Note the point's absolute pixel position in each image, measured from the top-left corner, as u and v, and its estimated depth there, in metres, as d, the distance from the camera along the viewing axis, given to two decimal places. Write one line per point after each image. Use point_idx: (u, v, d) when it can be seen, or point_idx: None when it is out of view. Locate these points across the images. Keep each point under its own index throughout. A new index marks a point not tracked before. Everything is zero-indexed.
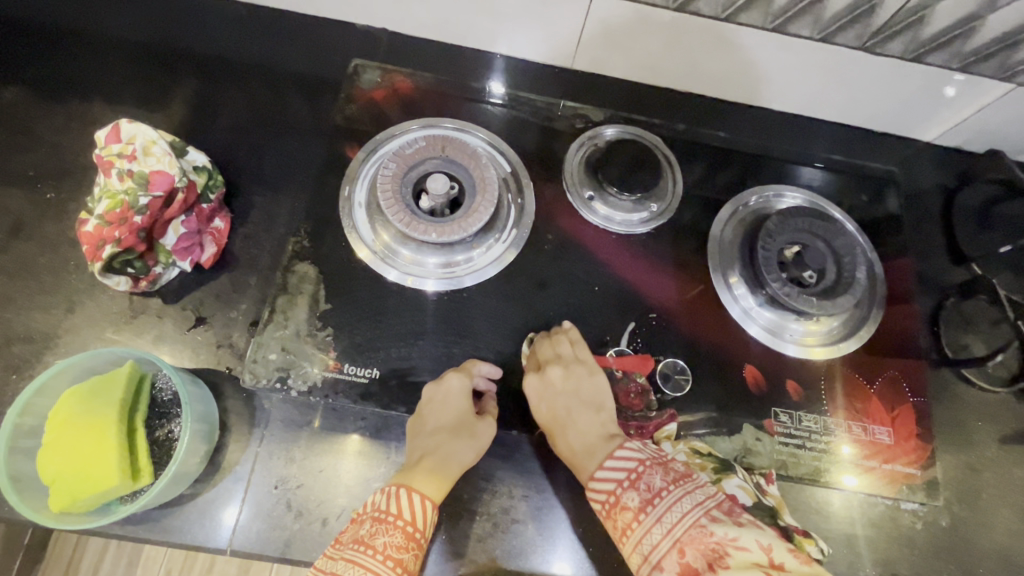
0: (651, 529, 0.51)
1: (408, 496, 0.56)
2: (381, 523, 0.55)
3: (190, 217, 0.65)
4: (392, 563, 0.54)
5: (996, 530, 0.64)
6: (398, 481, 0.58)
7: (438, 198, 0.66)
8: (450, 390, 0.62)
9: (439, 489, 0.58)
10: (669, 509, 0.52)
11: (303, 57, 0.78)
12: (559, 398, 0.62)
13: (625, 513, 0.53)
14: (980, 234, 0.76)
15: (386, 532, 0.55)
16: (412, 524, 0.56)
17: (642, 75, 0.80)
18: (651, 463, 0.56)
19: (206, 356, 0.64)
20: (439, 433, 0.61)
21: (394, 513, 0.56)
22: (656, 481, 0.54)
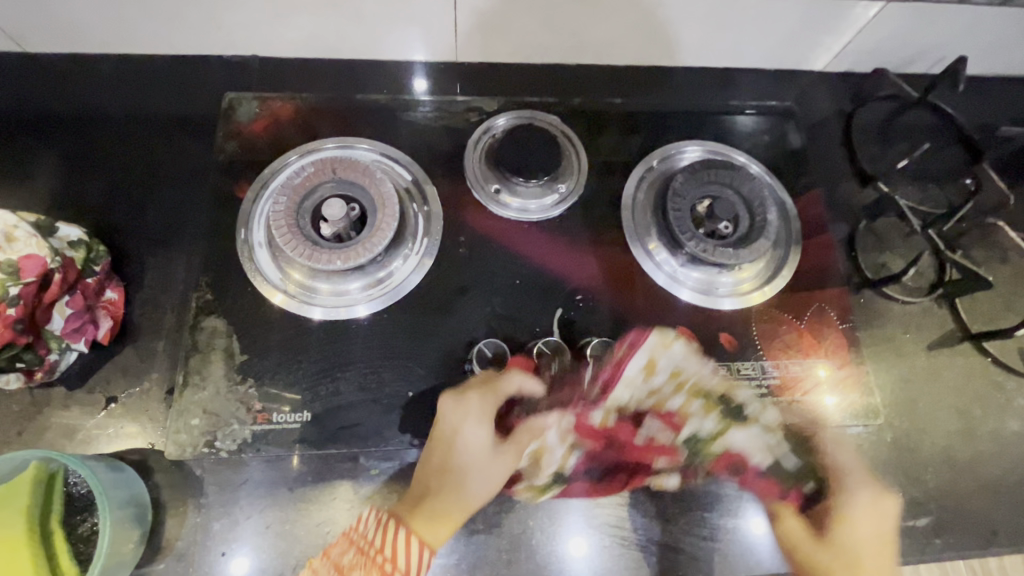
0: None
1: (399, 532, 0.51)
2: (362, 553, 0.50)
3: (75, 296, 0.54)
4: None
5: (936, 433, 0.63)
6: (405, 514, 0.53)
7: (339, 224, 0.59)
8: (467, 408, 0.55)
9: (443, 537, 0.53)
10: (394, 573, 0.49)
11: (167, 96, 0.67)
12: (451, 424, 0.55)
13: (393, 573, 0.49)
14: (875, 154, 0.75)
15: (359, 560, 0.50)
16: (393, 561, 0.50)
17: (530, 57, 0.74)
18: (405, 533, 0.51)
19: (126, 452, 0.54)
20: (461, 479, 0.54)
21: (377, 546, 0.50)
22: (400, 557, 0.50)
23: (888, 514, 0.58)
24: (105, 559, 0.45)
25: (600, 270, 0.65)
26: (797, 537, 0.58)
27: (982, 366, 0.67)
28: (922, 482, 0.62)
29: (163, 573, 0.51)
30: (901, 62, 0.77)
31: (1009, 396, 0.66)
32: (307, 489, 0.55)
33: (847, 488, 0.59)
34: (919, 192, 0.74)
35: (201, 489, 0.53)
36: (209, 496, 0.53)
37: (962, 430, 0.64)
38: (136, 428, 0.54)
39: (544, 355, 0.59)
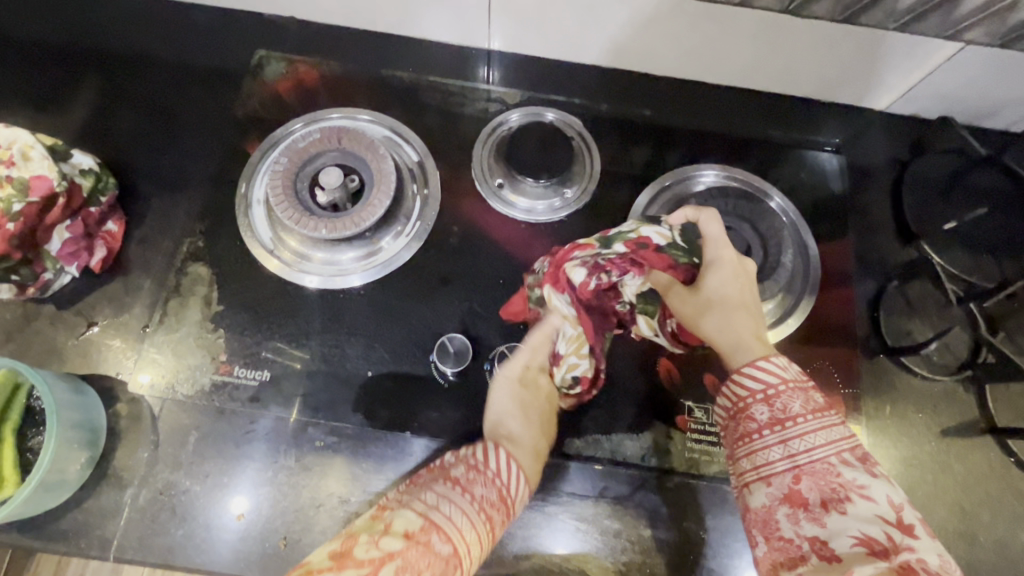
0: (460, 510, 0.41)
1: (507, 454, 0.48)
2: (475, 472, 0.45)
3: (75, 222, 0.56)
4: (485, 517, 0.42)
5: (930, 530, 0.57)
6: (495, 440, 0.50)
7: (335, 193, 0.58)
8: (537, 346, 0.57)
9: (532, 464, 0.50)
10: (461, 510, 0.41)
11: (202, 45, 0.69)
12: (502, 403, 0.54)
13: (474, 504, 0.43)
14: (926, 211, 0.68)
15: (481, 484, 0.45)
16: (506, 488, 0.46)
17: (564, 55, 0.71)
18: (498, 486, 0.45)
19: (94, 377, 0.56)
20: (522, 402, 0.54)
21: (492, 468, 0.46)
22: (478, 487, 0.44)
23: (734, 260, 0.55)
24: (45, 475, 0.47)
25: None
26: (686, 301, 0.55)
27: (1002, 466, 0.59)
28: None
29: (103, 499, 0.53)
30: (976, 114, 0.69)
31: None
32: (251, 447, 0.54)
33: (706, 262, 0.55)
34: (970, 260, 0.66)
35: (154, 427, 0.55)
36: (158, 435, 0.54)
37: (961, 531, 0.57)
38: (108, 356, 0.56)
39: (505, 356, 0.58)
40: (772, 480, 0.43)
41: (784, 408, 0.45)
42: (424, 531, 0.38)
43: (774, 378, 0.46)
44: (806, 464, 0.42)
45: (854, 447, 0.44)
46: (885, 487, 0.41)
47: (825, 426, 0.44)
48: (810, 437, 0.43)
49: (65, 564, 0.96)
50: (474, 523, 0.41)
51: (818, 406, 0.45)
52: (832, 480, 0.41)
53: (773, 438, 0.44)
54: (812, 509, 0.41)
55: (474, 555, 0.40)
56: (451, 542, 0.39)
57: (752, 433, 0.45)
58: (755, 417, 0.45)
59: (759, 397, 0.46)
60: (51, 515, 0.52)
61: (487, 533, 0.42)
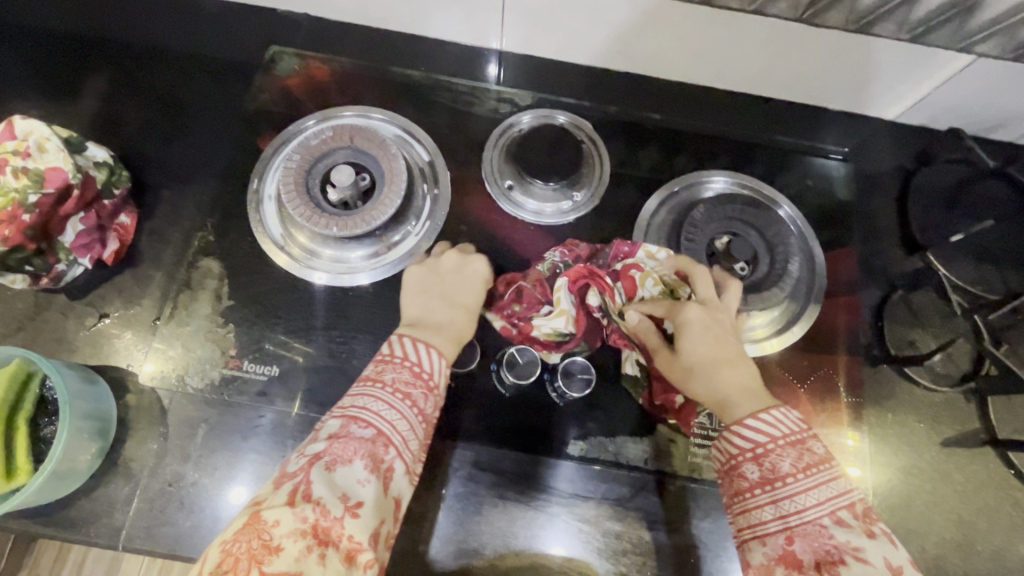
0: (373, 413, 0.45)
1: (414, 341, 0.50)
2: (387, 363, 0.48)
3: (89, 214, 0.57)
4: (402, 396, 0.46)
5: (928, 538, 0.57)
6: (409, 333, 0.52)
7: (346, 191, 0.59)
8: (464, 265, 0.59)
9: (452, 349, 0.52)
10: (373, 413, 0.45)
11: (216, 39, 0.70)
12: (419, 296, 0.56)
13: (388, 403, 0.45)
14: (934, 222, 0.68)
15: (393, 370, 0.48)
16: (419, 365, 0.48)
17: (575, 57, 0.71)
18: (412, 373, 0.48)
19: (104, 368, 0.56)
20: (439, 291, 0.56)
21: (401, 354, 0.49)
22: (393, 382, 0.47)
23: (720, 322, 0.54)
24: (56, 465, 0.48)
25: None
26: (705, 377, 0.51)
27: (1001, 478, 0.59)
28: None
29: (113, 489, 0.53)
30: (985, 126, 0.69)
31: None
32: (258, 441, 0.55)
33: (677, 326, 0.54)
34: (975, 272, 0.66)
35: (163, 418, 0.55)
36: (167, 427, 0.55)
37: (958, 541, 0.57)
38: (117, 348, 0.57)
39: (513, 362, 0.58)
40: (767, 541, 0.44)
41: (773, 468, 0.45)
42: (344, 428, 0.43)
43: (762, 437, 0.46)
44: (797, 524, 0.43)
45: (851, 504, 0.43)
46: (883, 546, 0.41)
47: (819, 483, 0.44)
48: (806, 496, 0.43)
49: (66, 550, 0.97)
50: (394, 406, 0.45)
51: (811, 461, 0.45)
52: (824, 542, 0.41)
53: (767, 498, 0.44)
54: (806, 571, 0.41)
55: (404, 432, 0.45)
56: (369, 427, 0.44)
57: (744, 491, 0.46)
58: (747, 477, 0.46)
59: (748, 455, 0.46)
60: (59, 504, 0.53)
61: (411, 408, 0.46)
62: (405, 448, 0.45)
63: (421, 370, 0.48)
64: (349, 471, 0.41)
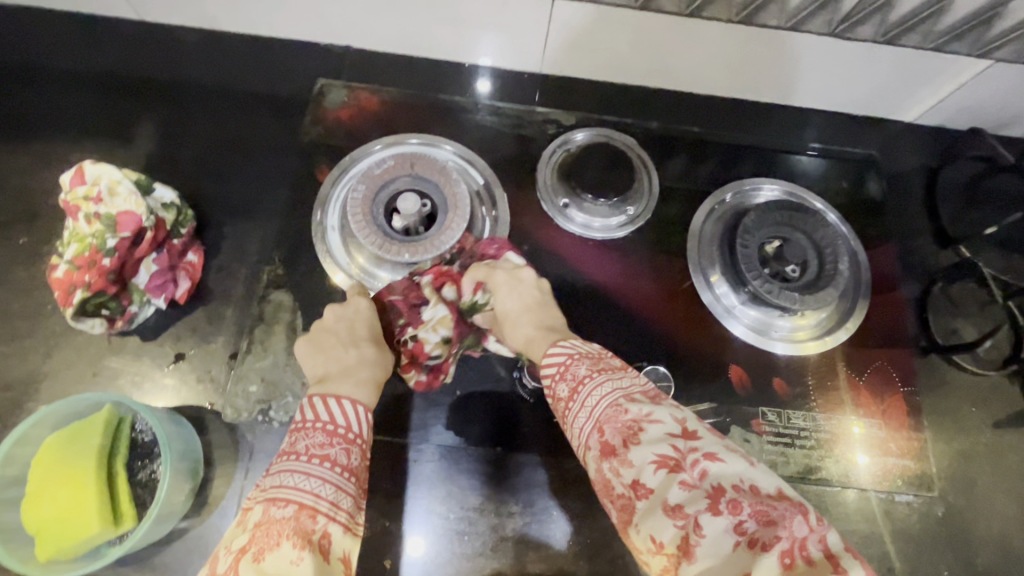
0: (296, 486, 0.40)
1: (323, 399, 0.45)
2: (300, 432, 0.44)
3: (162, 254, 0.57)
4: (319, 460, 0.42)
5: (992, 516, 0.60)
6: (321, 391, 0.47)
7: (411, 218, 0.60)
8: (359, 310, 0.56)
9: (371, 395, 0.48)
10: (296, 488, 0.39)
11: (262, 75, 0.71)
12: (320, 361, 0.51)
13: (308, 474, 0.40)
14: (963, 216, 0.72)
15: (307, 437, 0.43)
16: (334, 423, 0.44)
17: (612, 77, 0.74)
18: (333, 430, 0.43)
19: (185, 407, 0.56)
20: (343, 337, 0.53)
21: (312, 418, 0.44)
22: (313, 445, 0.42)
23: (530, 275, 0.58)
24: (160, 509, 0.47)
25: (659, 299, 0.66)
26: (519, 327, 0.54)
27: None
28: (972, 564, 0.59)
29: (205, 528, 0.53)
30: (1000, 124, 0.74)
31: None
32: None
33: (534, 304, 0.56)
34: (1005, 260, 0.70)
35: (249, 452, 0.56)
36: (255, 463, 0.55)
37: (1020, 516, 0.61)
38: (196, 386, 0.57)
39: None
40: (590, 448, 0.43)
41: (573, 377, 0.46)
42: (263, 515, 0.38)
43: (562, 356, 0.48)
44: (603, 418, 0.43)
45: (644, 388, 0.44)
46: (669, 407, 0.42)
47: (612, 377, 0.45)
48: (601, 391, 0.44)
49: None
50: (312, 472, 0.41)
51: (608, 366, 0.46)
52: (623, 419, 0.41)
53: (577, 407, 0.45)
54: (619, 454, 0.41)
55: (331, 495, 0.40)
56: (289, 504, 0.39)
57: (563, 410, 0.46)
58: (560, 396, 0.46)
59: (556, 376, 0.47)
60: (152, 548, 0.52)
61: (331, 468, 0.41)
62: (337, 510, 0.40)
63: (342, 426, 0.44)
64: (278, 556, 0.35)
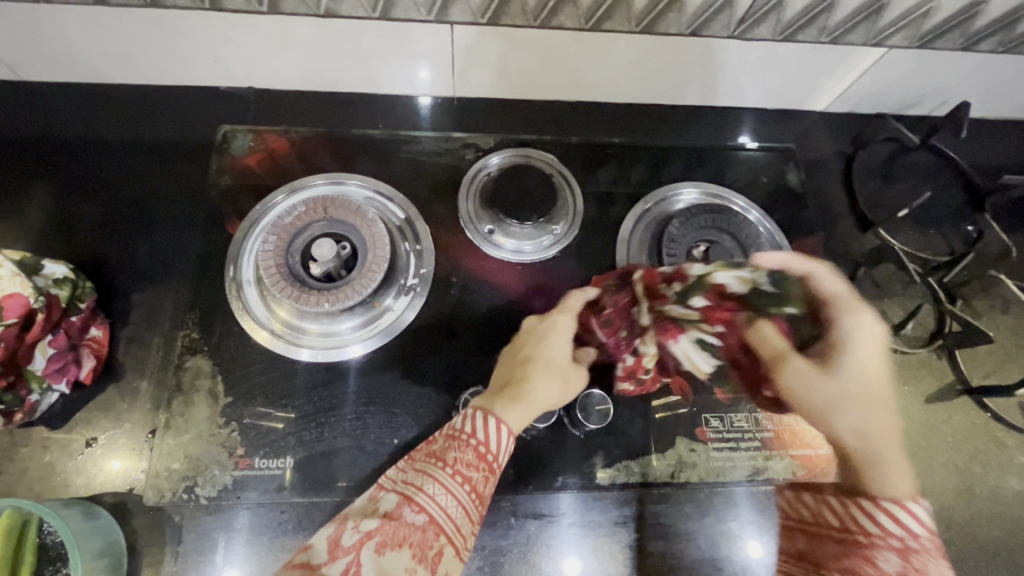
0: (433, 498, 0.43)
1: (487, 418, 0.48)
2: (454, 440, 0.47)
3: (58, 334, 0.53)
4: (461, 480, 0.45)
5: (933, 491, 0.62)
6: (483, 403, 0.51)
7: (329, 264, 0.58)
8: (556, 325, 0.56)
9: (521, 421, 0.50)
10: (432, 499, 0.43)
11: (162, 127, 0.67)
12: (546, 343, 0.55)
13: (449, 495, 0.44)
14: (878, 199, 0.74)
15: (457, 449, 0.47)
16: (486, 446, 0.47)
17: (526, 93, 0.73)
18: (482, 456, 0.47)
19: (106, 493, 0.53)
20: (525, 356, 0.54)
21: (470, 432, 0.48)
22: (463, 464, 0.46)
23: (879, 334, 0.53)
24: None
25: None
26: (806, 381, 0.51)
27: (982, 421, 0.65)
28: None
29: None
30: (903, 105, 0.76)
31: (1010, 453, 0.64)
32: (286, 537, 0.54)
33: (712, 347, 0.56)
34: (920, 238, 0.73)
35: (178, 536, 0.53)
36: (186, 543, 0.53)
37: (959, 487, 0.62)
38: (114, 470, 0.54)
39: None
40: (851, 529, 0.46)
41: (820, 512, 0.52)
42: (398, 509, 0.43)
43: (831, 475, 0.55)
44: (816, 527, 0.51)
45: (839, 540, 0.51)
46: None
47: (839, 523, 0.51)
48: (873, 490, 0.47)
49: None
50: (452, 491, 0.44)
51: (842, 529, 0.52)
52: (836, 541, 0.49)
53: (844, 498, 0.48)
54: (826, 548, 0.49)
55: (458, 518, 0.44)
56: (422, 513, 0.42)
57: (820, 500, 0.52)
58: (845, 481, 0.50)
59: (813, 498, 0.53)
60: None
61: (468, 493, 0.45)
62: (458, 535, 0.43)
63: (494, 456, 0.48)
64: (396, 559, 0.40)
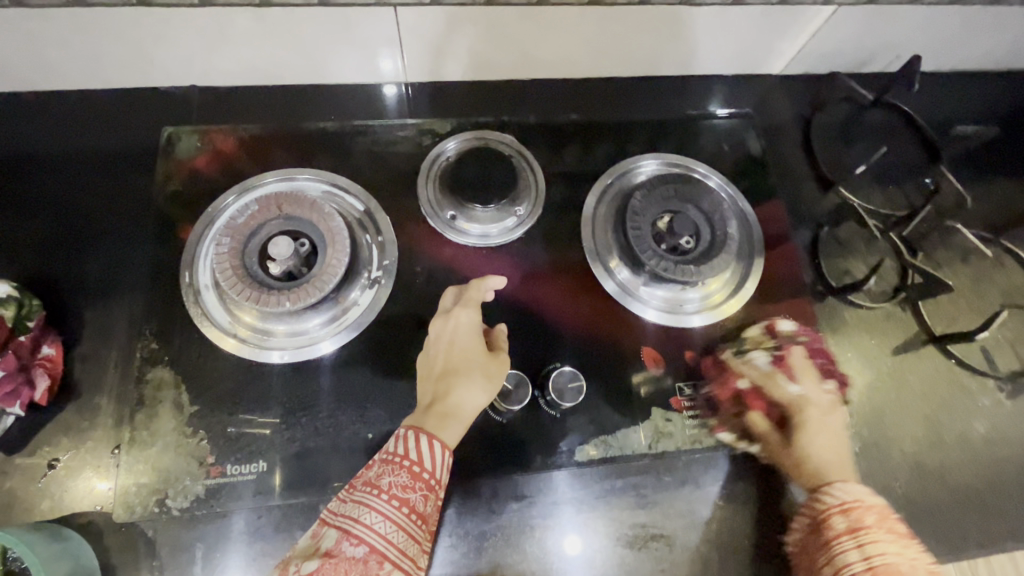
0: (374, 530, 0.44)
1: (419, 437, 0.48)
2: (388, 464, 0.47)
3: (6, 357, 0.50)
4: (399, 504, 0.46)
5: (904, 440, 0.63)
6: (414, 422, 0.51)
7: (287, 262, 0.56)
8: (460, 324, 0.56)
9: (453, 434, 0.51)
10: (373, 530, 0.44)
11: (101, 134, 0.64)
12: (456, 346, 0.55)
13: (386, 523, 0.45)
14: (837, 159, 0.75)
15: (392, 473, 0.47)
16: (419, 465, 0.47)
17: (480, 74, 0.71)
18: (418, 476, 0.47)
19: (72, 515, 0.52)
20: (444, 361, 0.54)
21: (402, 454, 0.48)
22: (400, 491, 0.46)
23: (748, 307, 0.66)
24: None
25: (563, 297, 0.64)
26: (828, 439, 0.56)
27: (947, 368, 0.67)
28: (893, 490, 0.61)
29: None
30: (856, 63, 0.76)
31: (974, 397, 0.66)
32: (265, 542, 0.53)
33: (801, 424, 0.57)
34: (879, 194, 0.74)
35: (153, 551, 0.52)
36: (162, 558, 0.52)
37: (928, 434, 0.64)
38: (79, 491, 0.52)
39: (505, 392, 0.56)
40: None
41: (859, 519, 0.50)
42: (338, 545, 0.43)
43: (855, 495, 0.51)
44: (880, 566, 0.47)
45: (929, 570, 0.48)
46: None
47: (899, 539, 0.49)
48: (881, 544, 0.48)
49: None
50: (392, 517, 0.45)
51: (897, 529, 0.50)
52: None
53: (852, 543, 0.49)
54: None
55: (401, 542, 0.45)
56: (363, 545, 0.43)
57: (831, 539, 0.50)
58: (834, 526, 0.50)
59: (837, 507, 0.51)
60: None
61: (409, 516, 0.46)
62: (403, 558, 0.44)
63: (430, 473, 0.48)
64: None
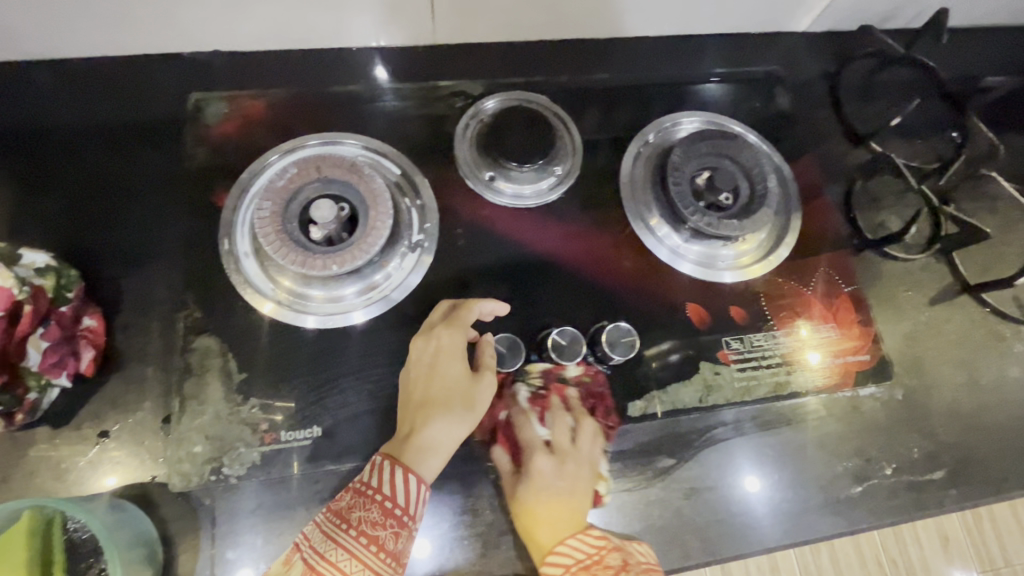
0: (340, 565, 0.44)
1: (394, 471, 0.48)
2: (359, 497, 0.47)
3: (50, 327, 0.50)
4: (367, 541, 0.45)
5: (944, 388, 0.65)
6: (392, 450, 0.50)
7: (330, 226, 0.55)
8: (442, 348, 0.54)
9: (433, 470, 0.50)
10: (337, 565, 0.44)
11: (123, 102, 0.62)
12: (437, 373, 0.53)
13: (350, 560, 0.44)
14: (866, 115, 0.75)
15: (363, 507, 0.46)
16: (391, 500, 0.47)
17: (506, 34, 0.69)
18: (388, 513, 0.47)
19: (125, 487, 0.51)
20: (426, 390, 0.52)
21: (375, 487, 0.47)
22: (368, 527, 0.46)
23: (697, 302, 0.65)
24: None
25: (607, 255, 0.64)
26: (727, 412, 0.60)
27: (981, 317, 0.68)
28: (935, 436, 0.63)
29: None
30: (883, 17, 0.76)
31: (1008, 343, 0.68)
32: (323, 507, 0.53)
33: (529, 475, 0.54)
34: (908, 148, 0.74)
35: (211, 521, 0.51)
36: (220, 526, 0.51)
37: (967, 380, 0.65)
38: (131, 462, 0.51)
39: (559, 347, 0.57)
40: None
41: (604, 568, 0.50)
42: None
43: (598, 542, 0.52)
44: None
45: None
46: None
47: None
48: None
49: None
50: (359, 556, 0.44)
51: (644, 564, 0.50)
52: None
53: None
54: None
55: None
56: None
57: None
58: None
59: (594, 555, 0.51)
60: None
61: (376, 553, 0.45)
62: None
63: (405, 508, 0.47)
64: None
